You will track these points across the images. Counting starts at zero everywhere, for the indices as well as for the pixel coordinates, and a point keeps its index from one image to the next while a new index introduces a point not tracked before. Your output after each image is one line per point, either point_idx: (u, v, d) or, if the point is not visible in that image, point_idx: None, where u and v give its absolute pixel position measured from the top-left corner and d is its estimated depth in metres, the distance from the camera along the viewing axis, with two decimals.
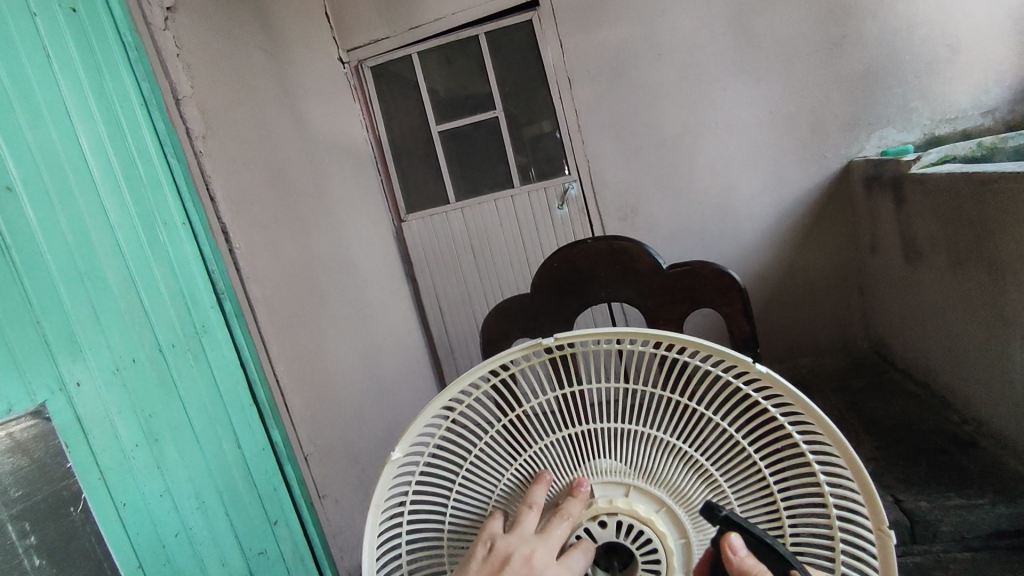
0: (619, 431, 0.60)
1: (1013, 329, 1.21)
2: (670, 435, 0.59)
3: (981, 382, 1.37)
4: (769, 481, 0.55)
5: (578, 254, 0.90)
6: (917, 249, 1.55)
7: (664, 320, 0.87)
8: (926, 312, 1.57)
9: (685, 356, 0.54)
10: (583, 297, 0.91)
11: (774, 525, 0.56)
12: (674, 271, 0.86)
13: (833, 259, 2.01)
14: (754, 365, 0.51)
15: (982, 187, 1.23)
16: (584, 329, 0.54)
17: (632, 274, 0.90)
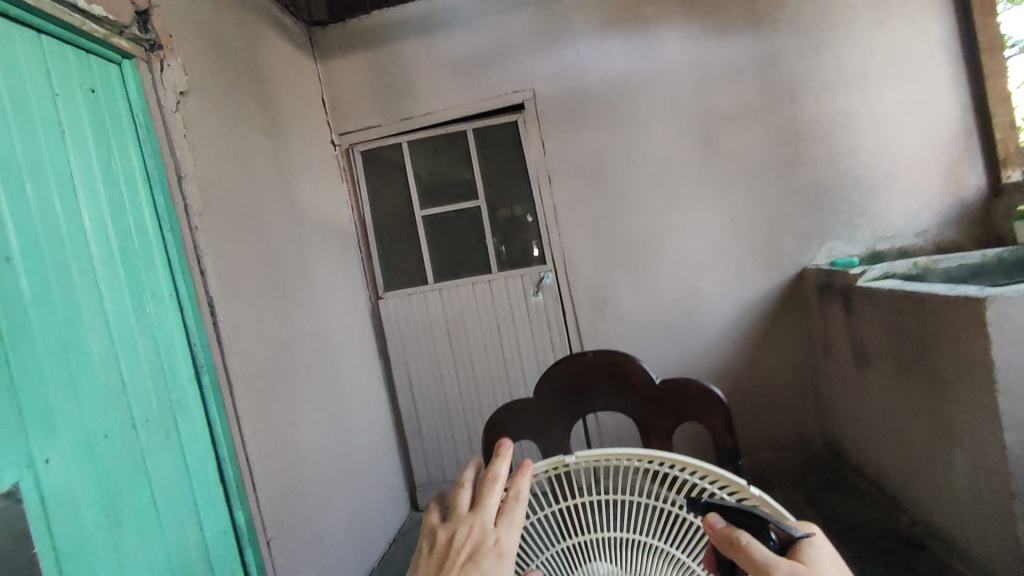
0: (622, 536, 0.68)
1: (954, 437, 1.32)
2: (665, 543, 0.66)
3: (927, 485, 1.46)
4: None
5: (577, 364, 0.95)
6: (866, 355, 1.68)
7: (654, 433, 0.90)
8: (875, 414, 1.68)
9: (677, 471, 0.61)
10: (581, 405, 0.95)
11: None
12: (665, 385, 0.90)
13: (789, 358, 2.14)
14: (747, 488, 0.57)
15: (920, 305, 1.37)
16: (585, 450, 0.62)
17: (628, 386, 0.94)
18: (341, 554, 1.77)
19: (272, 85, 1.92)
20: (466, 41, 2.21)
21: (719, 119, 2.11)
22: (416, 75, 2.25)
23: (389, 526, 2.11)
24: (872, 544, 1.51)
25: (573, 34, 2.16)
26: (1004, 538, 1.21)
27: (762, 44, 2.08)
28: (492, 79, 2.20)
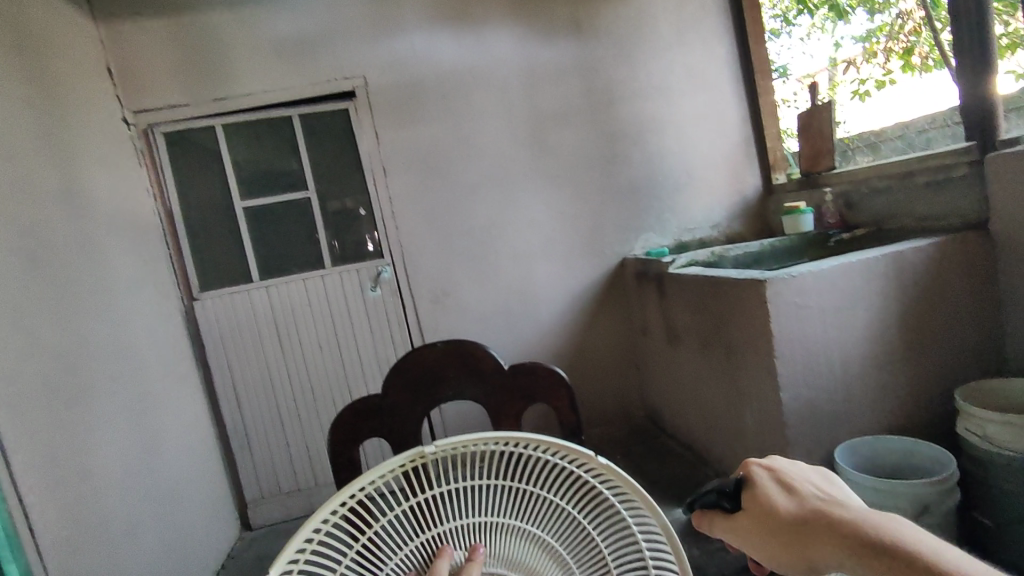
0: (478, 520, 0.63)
1: (745, 398, 1.55)
2: (524, 521, 0.63)
3: (726, 442, 1.70)
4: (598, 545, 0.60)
5: (428, 356, 0.95)
6: (676, 333, 1.90)
7: (504, 418, 0.93)
8: (685, 385, 1.91)
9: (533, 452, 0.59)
10: (432, 397, 0.94)
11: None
12: (515, 369, 0.93)
13: (613, 340, 2.34)
14: (596, 458, 0.58)
15: (718, 287, 1.58)
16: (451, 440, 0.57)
17: (479, 375, 0.95)
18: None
19: (38, 47, 1.58)
20: (288, 20, 2.05)
21: (547, 118, 2.23)
22: (231, 52, 2.03)
23: (216, 552, 1.89)
24: (686, 497, 1.71)
25: (404, 23, 2.12)
26: None
27: (583, 50, 2.23)
28: (319, 63, 2.07)
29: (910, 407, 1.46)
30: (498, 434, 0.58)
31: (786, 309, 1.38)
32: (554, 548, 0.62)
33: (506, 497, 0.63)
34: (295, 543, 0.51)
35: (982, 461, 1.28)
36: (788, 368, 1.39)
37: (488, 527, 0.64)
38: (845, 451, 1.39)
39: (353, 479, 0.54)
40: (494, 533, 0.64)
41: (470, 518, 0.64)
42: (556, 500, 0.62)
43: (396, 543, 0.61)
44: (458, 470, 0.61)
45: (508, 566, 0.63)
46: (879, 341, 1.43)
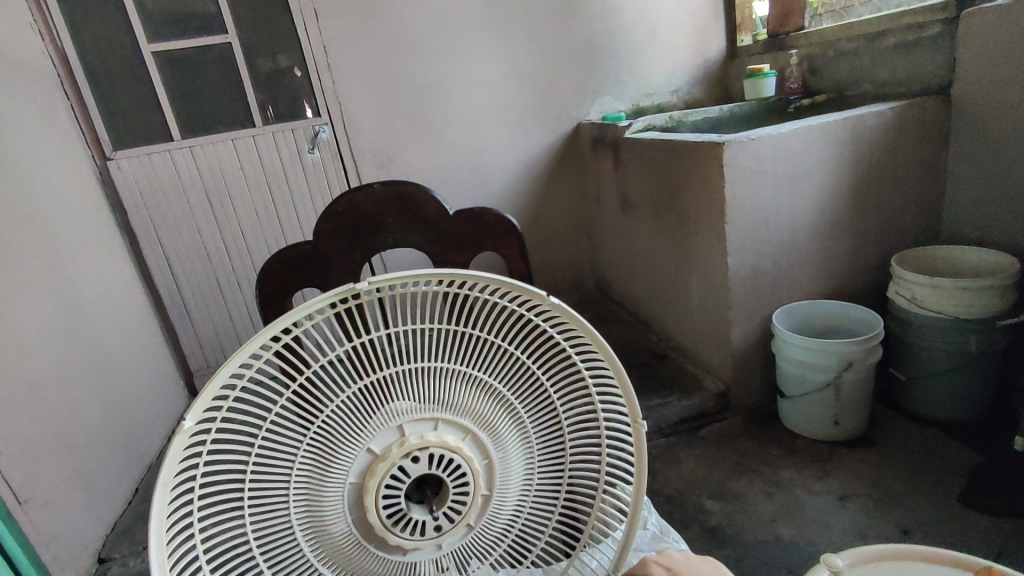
0: (424, 372, 0.55)
1: (691, 265, 1.57)
2: (476, 369, 0.57)
3: (670, 308, 1.75)
4: (546, 387, 0.58)
5: (362, 199, 0.86)
6: (629, 200, 1.86)
7: (450, 266, 0.91)
8: (634, 253, 1.92)
9: (475, 292, 0.56)
10: (368, 247, 0.88)
11: (554, 427, 0.60)
12: (459, 217, 0.89)
13: (566, 210, 2.30)
14: (547, 298, 0.56)
15: (674, 152, 1.52)
16: (392, 274, 0.52)
17: (420, 221, 0.89)
18: (115, 455, 1.52)
19: None
20: None
21: None
22: None
23: (164, 419, 1.86)
24: (630, 360, 1.77)
25: None
26: (721, 340, 1.52)
27: None
28: None
29: (847, 273, 1.51)
30: (440, 272, 0.53)
31: (742, 174, 1.35)
32: (508, 398, 0.58)
33: (455, 343, 0.56)
34: (210, 393, 0.47)
35: (906, 322, 1.35)
36: (737, 235, 1.40)
37: (437, 378, 0.56)
38: (780, 315, 1.46)
39: (275, 321, 0.49)
40: (444, 384, 0.56)
41: (416, 366, 0.55)
42: (510, 347, 0.57)
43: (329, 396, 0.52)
44: (399, 313, 0.54)
45: (460, 417, 0.56)
46: (827, 208, 1.44)
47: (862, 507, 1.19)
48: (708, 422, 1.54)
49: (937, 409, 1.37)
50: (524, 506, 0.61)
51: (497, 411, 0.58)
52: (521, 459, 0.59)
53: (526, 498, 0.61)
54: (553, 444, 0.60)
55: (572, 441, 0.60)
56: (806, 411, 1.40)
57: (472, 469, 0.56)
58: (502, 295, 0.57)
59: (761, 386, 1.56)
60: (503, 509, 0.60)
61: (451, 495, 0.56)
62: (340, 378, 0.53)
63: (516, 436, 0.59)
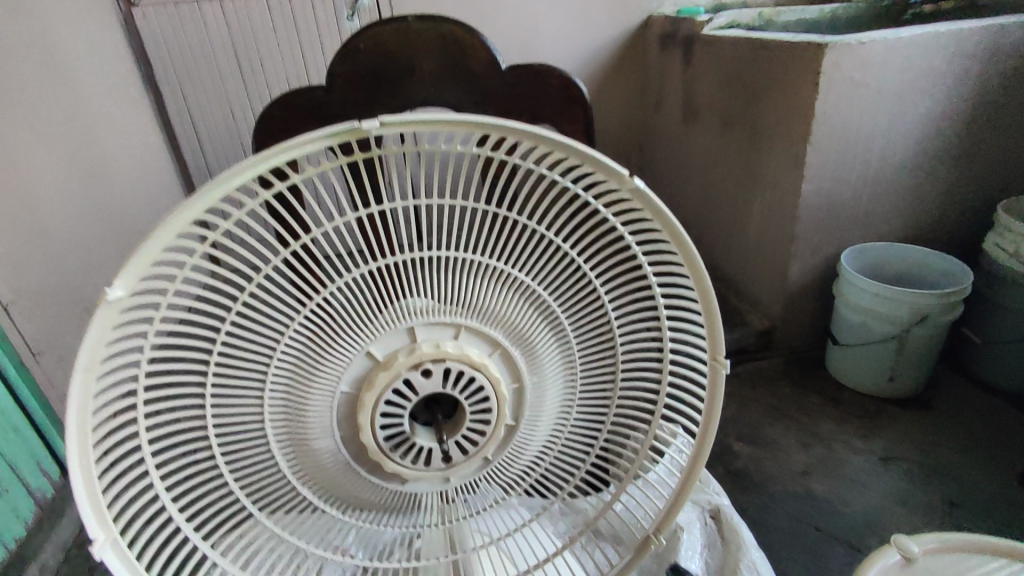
0: (449, 264, 0.44)
1: (757, 187, 1.40)
2: (515, 268, 0.45)
3: (722, 234, 1.59)
4: (605, 306, 0.48)
5: (395, 34, 0.67)
6: (695, 109, 1.65)
7: None
8: (690, 169, 1.73)
9: (524, 162, 0.42)
10: (396, 100, 0.70)
11: (604, 347, 0.50)
12: (513, 73, 0.71)
13: (622, 117, 1.98)
14: (630, 181, 0.43)
15: (758, 52, 1.30)
16: (413, 115, 0.39)
17: (465, 73, 0.70)
18: None
19: None
20: None
21: None
22: None
23: None
24: None
25: None
26: (775, 275, 1.38)
27: None
28: None
29: (936, 217, 1.32)
30: (469, 122, 0.40)
31: (840, 85, 1.15)
32: (548, 306, 0.47)
33: (486, 229, 0.44)
34: (152, 250, 0.37)
35: (996, 280, 1.20)
36: (819, 158, 1.21)
37: (458, 270, 0.44)
38: (850, 255, 1.29)
39: (245, 160, 0.38)
40: (468, 279, 0.45)
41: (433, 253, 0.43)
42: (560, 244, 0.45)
43: (318, 276, 0.41)
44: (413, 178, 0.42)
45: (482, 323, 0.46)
46: (931, 137, 1.23)
47: (904, 472, 1.10)
48: (745, 359, 1.43)
49: (1006, 378, 1.24)
50: (558, 438, 0.53)
51: (531, 319, 0.47)
52: (558, 385, 0.50)
53: (560, 428, 0.53)
54: (596, 368, 0.51)
55: (625, 366, 0.52)
56: (858, 363, 1.28)
57: (495, 390, 0.47)
58: (556, 169, 0.43)
59: (810, 330, 1.43)
60: (532, 443, 0.52)
61: (468, 421, 0.48)
62: (333, 254, 0.42)
63: (552, 354, 0.49)
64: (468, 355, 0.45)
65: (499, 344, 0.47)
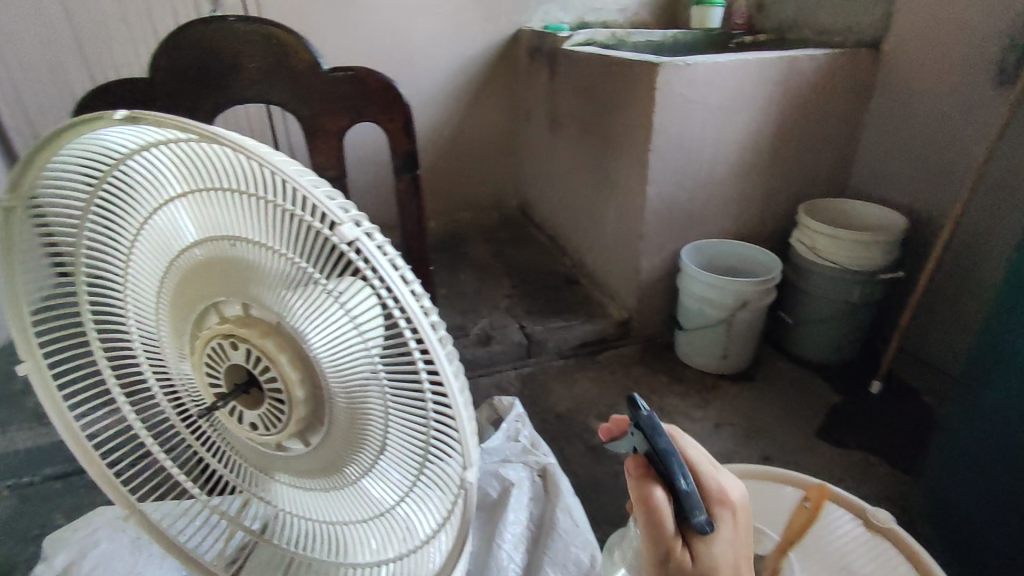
0: (206, 290, 0.39)
1: (612, 189, 1.53)
2: (269, 313, 0.37)
3: (586, 234, 1.71)
4: (373, 373, 0.36)
5: (219, 35, 0.75)
6: (559, 118, 1.77)
7: (325, 131, 0.83)
8: (557, 173, 1.85)
9: (234, 169, 0.34)
10: (219, 90, 0.78)
11: (373, 430, 0.37)
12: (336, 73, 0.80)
13: (492, 123, 2.07)
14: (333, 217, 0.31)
15: (609, 70, 1.44)
16: (129, 113, 0.35)
17: (292, 74, 0.79)
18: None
19: None
20: None
21: None
22: None
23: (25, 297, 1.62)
24: (537, 282, 1.74)
25: None
26: (629, 269, 1.53)
27: None
28: None
29: (757, 216, 1.52)
30: (162, 120, 0.33)
31: (673, 101, 1.31)
32: (345, 332, 0.35)
33: (259, 222, 0.35)
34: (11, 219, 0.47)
35: (802, 268, 1.41)
36: (659, 163, 1.37)
37: (236, 275, 0.37)
38: (689, 251, 1.46)
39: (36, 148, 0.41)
40: (227, 312, 0.39)
41: (196, 266, 0.39)
42: (304, 285, 0.35)
43: (124, 273, 0.43)
44: (162, 187, 0.37)
45: (275, 333, 0.37)
46: (748, 149, 1.43)
47: (733, 435, 1.27)
48: (607, 347, 1.56)
49: (814, 351, 1.46)
50: (324, 485, 0.42)
51: (315, 351, 0.36)
52: (345, 467, 0.40)
53: (330, 475, 0.41)
54: (368, 428, 0.38)
55: (400, 455, 0.38)
56: (699, 344, 1.45)
57: (290, 411, 0.38)
58: (270, 189, 0.33)
59: (661, 317, 1.59)
60: (322, 516, 0.44)
61: (260, 459, 0.43)
62: (132, 236, 0.41)
63: (336, 395, 0.37)
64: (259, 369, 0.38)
65: (297, 353, 0.37)
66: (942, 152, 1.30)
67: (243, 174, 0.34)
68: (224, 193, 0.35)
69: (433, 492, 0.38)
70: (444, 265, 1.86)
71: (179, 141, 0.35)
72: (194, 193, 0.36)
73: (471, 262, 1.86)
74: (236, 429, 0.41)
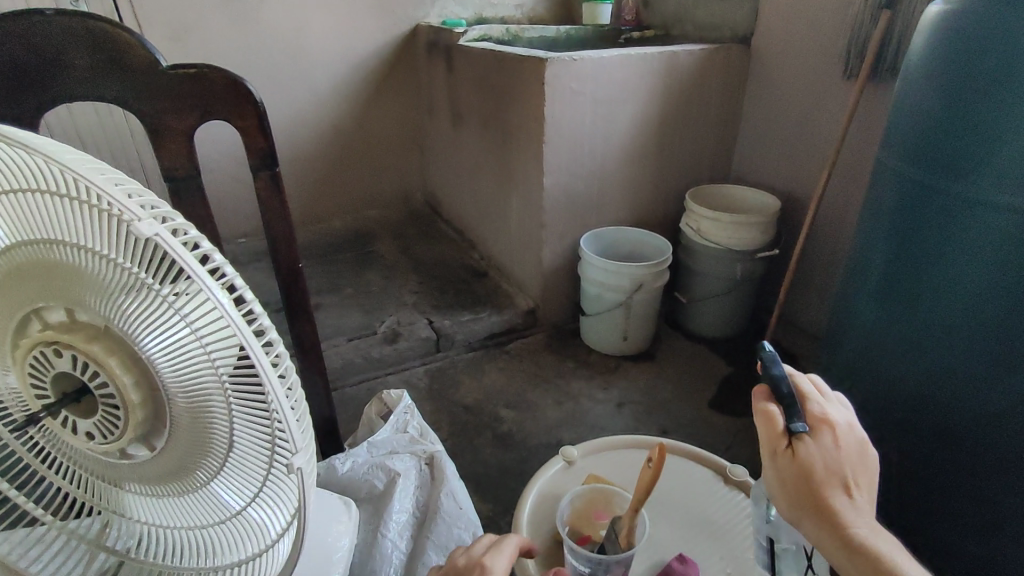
0: (25, 297, 0.37)
1: (512, 182, 1.57)
2: (95, 315, 0.36)
3: (492, 226, 1.74)
4: (205, 373, 0.36)
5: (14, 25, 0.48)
6: (459, 113, 1.78)
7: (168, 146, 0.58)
8: (460, 168, 1.87)
9: (41, 169, 0.32)
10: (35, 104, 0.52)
11: (212, 431, 0.38)
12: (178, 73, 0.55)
13: (395, 120, 2.05)
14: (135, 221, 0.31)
15: (502, 64, 1.47)
16: None
17: (129, 76, 0.53)
18: None
19: None
20: None
21: None
22: None
23: None
24: (446, 276, 1.74)
25: None
26: (532, 259, 1.57)
27: None
28: None
29: (650, 204, 1.61)
30: None
31: (562, 95, 1.35)
32: (176, 333, 0.35)
33: (74, 224, 0.34)
34: None
35: (692, 251, 1.50)
36: (553, 156, 1.41)
37: (58, 279, 0.36)
38: (588, 240, 1.52)
39: None
40: (49, 316, 0.37)
41: (17, 271, 0.37)
42: (128, 286, 0.34)
43: None
44: None
45: (105, 338, 0.36)
46: (637, 140, 1.50)
47: (633, 413, 1.33)
48: (516, 337, 1.60)
49: (707, 327, 1.56)
50: (177, 488, 0.41)
51: (151, 356, 0.35)
52: (191, 467, 0.40)
53: (180, 478, 0.41)
54: (213, 428, 0.38)
55: (243, 453, 0.38)
56: (601, 329, 1.51)
57: (127, 415, 0.37)
58: (75, 191, 0.32)
59: (566, 305, 1.64)
60: (176, 522, 0.43)
61: (108, 467, 0.41)
62: None
63: (176, 398, 0.36)
64: (89, 375, 0.37)
65: (131, 355, 0.36)
66: (807, 139, 1.42)
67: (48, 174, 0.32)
68: (34, 194, 0.33)
69: (280, 483, 0.39)
70: (351, 264, 1.82)
71: None
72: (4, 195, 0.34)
73: (379, 260, 1.84)
74: (74, 440, 0.40)
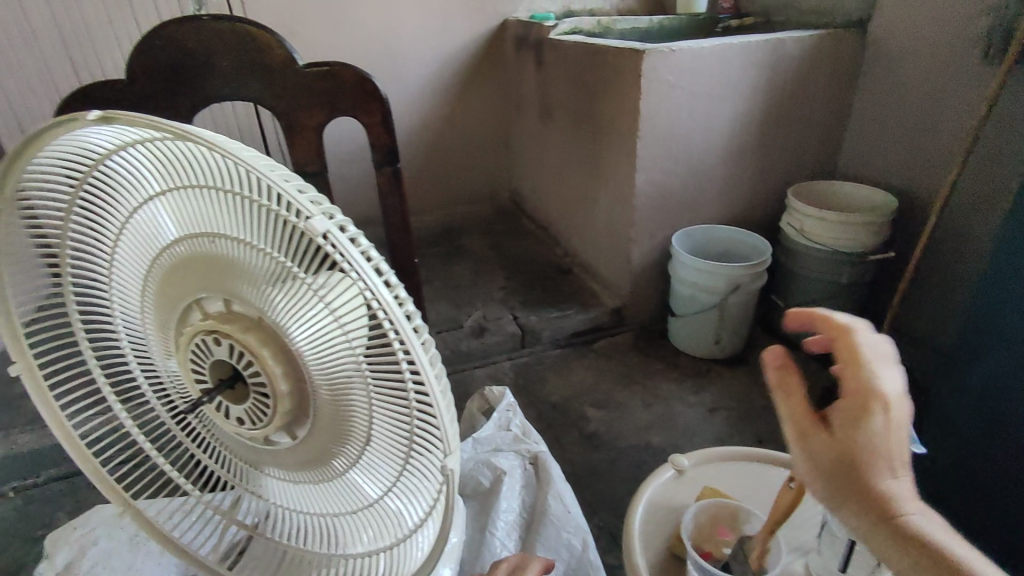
0: (189, 285, 0.39)
1: (602, 178, 1.54)
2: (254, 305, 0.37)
3: (579, 223, 1.71)
4: (357, 365, 0.36)
5: (189, 33, 0.70)
6: (549, 107, 1.77)
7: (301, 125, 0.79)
8: (547, 163, 1.85)
9: (214, 163, 0.34)
10: (195, 93, 0.73)
11: (360, 422, 0.38)
12: (313, 72, 0.75)
13: (483, 115, 2.06)
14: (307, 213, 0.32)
15: (597, 57, 1.43)
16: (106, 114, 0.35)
17: (264, 72, 0.74)
18: None
19: None
20: None
21: None
22: None
23: None
24: (532, 272, 1.74)
25: None
26: (621, 256, 1.53)
27: None
28: None
29: (748, 201, 1.53)
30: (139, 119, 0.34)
31: (659, 87, 1.30)
32: (330, 326, 0.35)
33: (241, 219, 0.35)
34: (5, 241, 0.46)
35: (793, 251, 1.41)
36: (647, 150, 1.37)
37: (220, 269, 0.37)
38: (681, 237, 1.46)
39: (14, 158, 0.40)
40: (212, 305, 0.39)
41: (180, 263, 0.39)
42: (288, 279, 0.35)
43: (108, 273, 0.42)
44: (143, 184, 0.38)
45: (257, 329, 0.37)
46: (736, 135, 1.43)
47: (726, 420, 1.27)
48: (603, 335, 1.57)
49: None
50: (313, 477, 0.43)
51: (299, 346, 0.36)
52: (336, 455, 0.40)
53: (321, 466, 0.42)
54: (354, 419, 0.38)
55: (388, 446, 0.38)
56: (693, 330, 1.46)
57: (275, 403, 0.38)
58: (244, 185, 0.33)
59: (654, 304, 1.59)
60: (308, 508, 0.45)
61: (250, 452, 0.43)
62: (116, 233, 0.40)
63: (320, 391, 0.37)
64: (243, 363, 0.38)
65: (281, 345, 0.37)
66: (930, 131, 1.30)
67: (219, 170, 0.34)
68: (201, 189, 0.35)
69: (420, 480, 0.39)
70: (439, 258, 1.85)
71: (156, 140, 0.35)
72: (174, 190, 0.36)
73: (466, 255, 1.86)
74: (224, 424, 0.42)
